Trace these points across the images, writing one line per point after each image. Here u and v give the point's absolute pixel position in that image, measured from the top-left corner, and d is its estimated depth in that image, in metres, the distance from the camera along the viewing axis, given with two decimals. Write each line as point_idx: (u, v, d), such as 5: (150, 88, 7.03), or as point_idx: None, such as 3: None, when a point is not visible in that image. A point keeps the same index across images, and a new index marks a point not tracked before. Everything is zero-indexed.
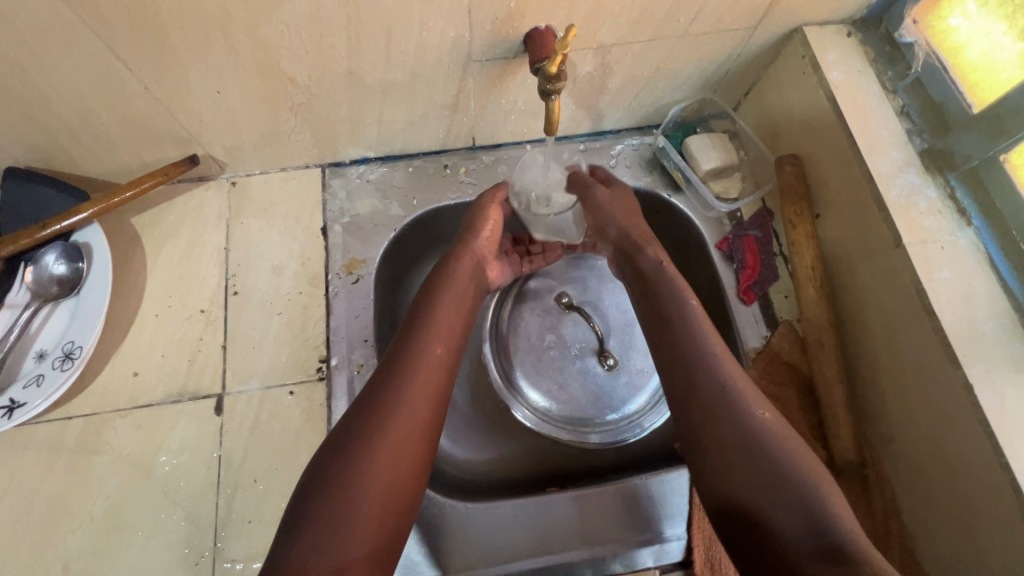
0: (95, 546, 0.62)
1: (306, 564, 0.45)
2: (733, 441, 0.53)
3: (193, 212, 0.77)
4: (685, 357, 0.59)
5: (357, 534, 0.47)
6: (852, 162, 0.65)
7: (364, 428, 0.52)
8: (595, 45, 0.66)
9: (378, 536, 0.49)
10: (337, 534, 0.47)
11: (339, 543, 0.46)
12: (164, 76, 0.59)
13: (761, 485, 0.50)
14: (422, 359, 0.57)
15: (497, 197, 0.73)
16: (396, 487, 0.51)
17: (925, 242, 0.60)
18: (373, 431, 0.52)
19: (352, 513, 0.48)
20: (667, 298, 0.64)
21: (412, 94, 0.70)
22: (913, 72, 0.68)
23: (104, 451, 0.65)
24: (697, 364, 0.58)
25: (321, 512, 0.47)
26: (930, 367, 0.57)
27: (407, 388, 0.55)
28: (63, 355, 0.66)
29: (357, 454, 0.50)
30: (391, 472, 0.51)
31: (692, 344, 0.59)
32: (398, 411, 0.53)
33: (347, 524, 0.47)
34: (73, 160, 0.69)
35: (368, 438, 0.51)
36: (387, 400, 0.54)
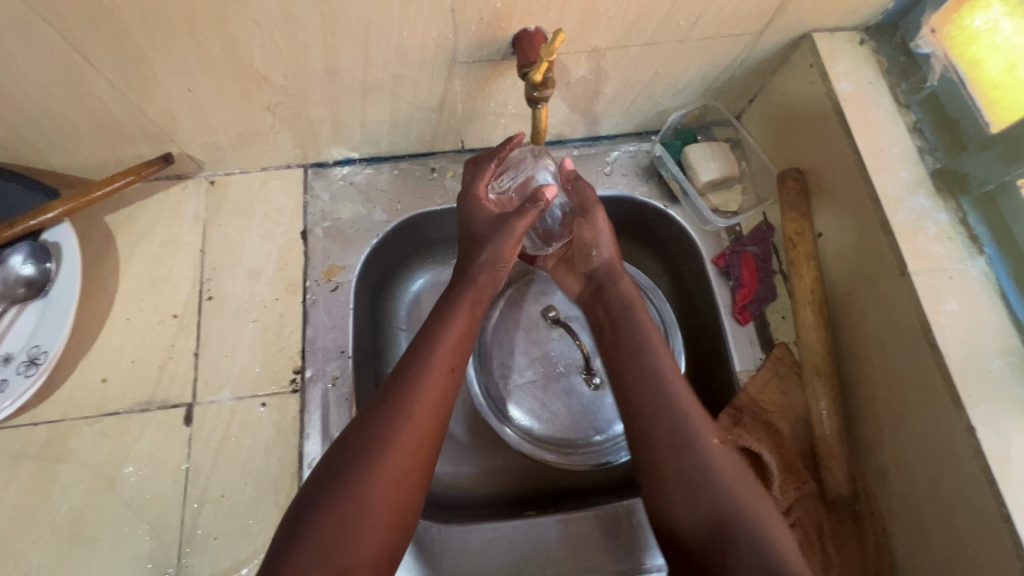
0: (56, 559, 0.60)
1: None
2: (687, 469, 0.50)
3: (169, 212, 0.74)
4: (641, 376, 0.56)
5: (360, 543, 0.45)
6: (858, 181, 0.62)
7: (366, 435, 0.49)
8: (588, 48, 0.62)
9: (381, 547, 0.46)
10: (341, 545, 0.44)
11: (342, 555, 0.44)
12: (131, 73, 0.56)
13: (715, 523, 0.48)
14: (433, 362, 0.54)
15: (527, 213, 0.60)
16: (400, 499, 0.48)
17: (932, 270, 0.56)
18: (381, 437, 0.49)
19: (357, 528, 0.45)
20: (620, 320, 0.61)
21: (395, 95, 0.66)
22: (928, 85, 0.64)
23: (68, 459, 0.63)
24: (655, 382, 0.55)
25: (323, 522, 0.45)
26: (932, 405, 0.54)
27: (414, 392, 0.52)
28: (28, 359, 0.64)
29: (357, 471, 0.47)
30: (397, 481, 0.48)
31: (648, 363, 0.57)
32: (404, 419, 0.50)
33: (350, 535, 0.45)
34: (41, 157, 0.66)
35: (372, 446, 0.48)
36: (393, 406, 0.51)
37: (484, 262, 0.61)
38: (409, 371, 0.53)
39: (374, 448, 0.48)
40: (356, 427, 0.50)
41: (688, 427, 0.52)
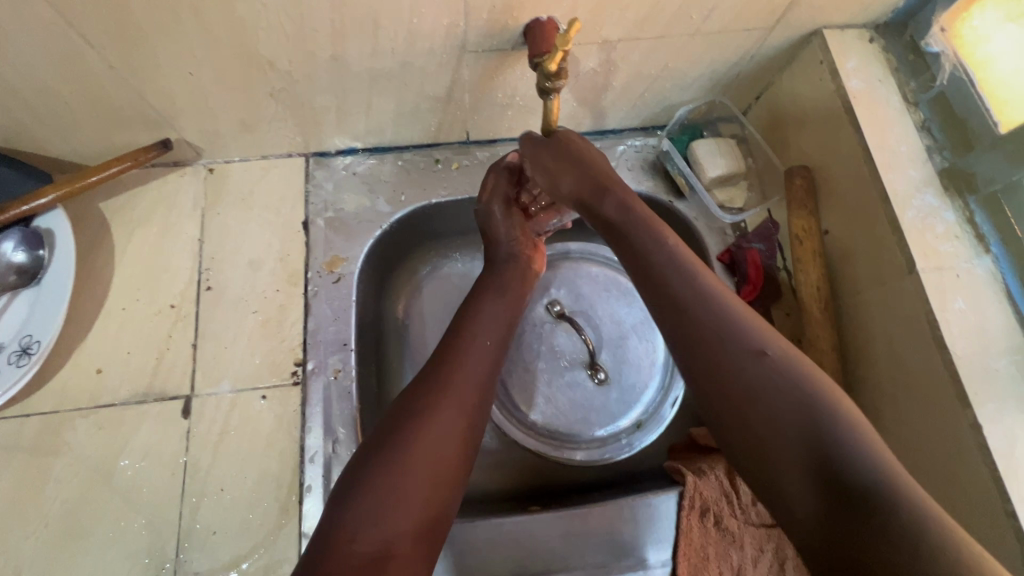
0: (49, 553, 0.58)
1: (353, 539, 0.42)
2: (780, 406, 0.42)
3: (165, 199, 0.73)
4: (687, 302, 0.47)
5: (405, 511, 0.44)
6: (867, 180, 0.62)
7: (406, 408, 0.49)
8: (600, 39, 0.61)
9: (425, 520, 0.45)
10: (387, 511, 0.43)
11: (389, 521, 0.43)
12: (130, 55, 0.54)
13: (810, 461, 0.40)
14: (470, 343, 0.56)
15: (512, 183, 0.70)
16: (448, 466, 0.47)
17: (940, 268, 0.57)
18: (426, 407, 0.49)
19: (404, 491, 0.44)
20: (640, 243, 0.51)
21: (402, 84, 0.65)
22: (938, 85, 0.64)
23: (62, 452, 0.62)
24: (707, 310, 0.46)
25: (370, 490, 0.44)
26: (937, 402, 0.55)
27: (454, 368, 0.53)
28: (20, 349, 0.62)
29: (404, 435, 0.47)
30: (438, 451, 0.47)
31: (693, 286, 0.48)
32: (443, 390, 0.51)
33: (394, 502, 0.44)
34: (33, 140, 0.64)
35: (419, 412, 0.49)
36: (435, 382, 0.51)
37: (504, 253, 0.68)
38: (448, 353, 0.55)
39: (417, 418, 0.48)
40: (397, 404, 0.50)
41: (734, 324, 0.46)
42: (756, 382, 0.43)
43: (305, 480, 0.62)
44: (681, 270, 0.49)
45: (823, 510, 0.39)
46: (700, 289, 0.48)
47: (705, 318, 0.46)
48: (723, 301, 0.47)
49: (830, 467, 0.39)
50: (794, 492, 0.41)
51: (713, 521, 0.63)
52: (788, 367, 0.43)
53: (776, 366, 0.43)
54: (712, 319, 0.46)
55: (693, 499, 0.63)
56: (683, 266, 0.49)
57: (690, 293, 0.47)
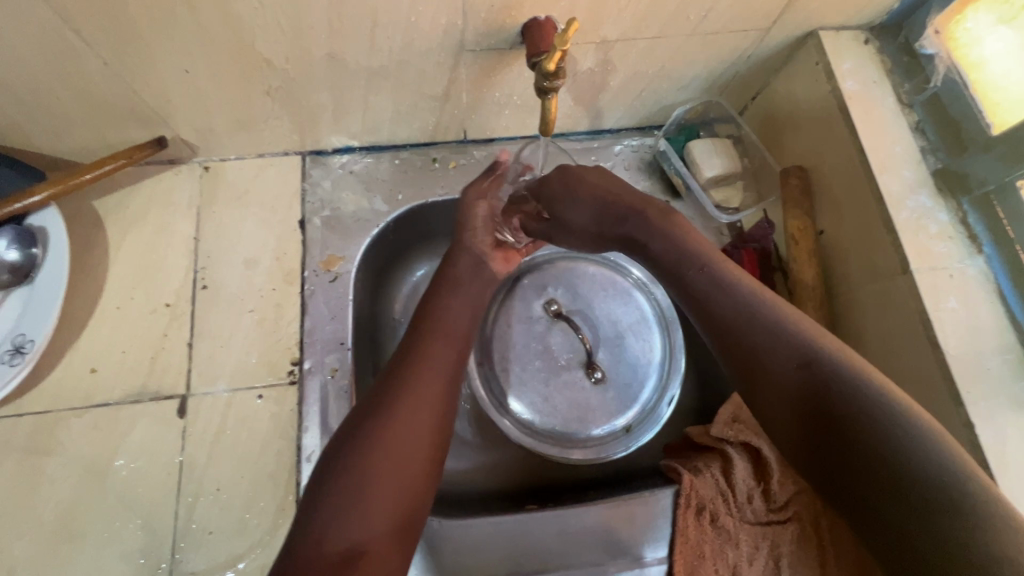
0: (42, 553, 0.58)
1: (321, 541, 0.43)
2: (797, 396, 0.45)
3: (161, 197, 0.72)
4: (726, 313, 0.50)
5: (375, 512, 0.45)
6: (861, 180, 0.63)
7: (371, 407, 0.50)
8: (598, 39, 0.61)
9: (394, 521, 0.46)
10: (355, 512, 0.44)
11: (356, 522, 0.44)
12: (125, 50, 0.54)
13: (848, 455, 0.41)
14: (436, 341, 0.56)
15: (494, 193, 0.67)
16: (411, 466, 0.47)
17: (933, 268, 0.58)
18: (386, 408, 0.49)
19: (371, 492, 0.45)
20: (681, 266, 0.55)
21: (400, 83, 0.65)
22: (931, 86, 0.64)
23: (56, 452, 0.61)
24: (748, 318, 0.49)
25: (336, 490, 0.45)
26: (931, 401, 0.55)
27: (418, 366, 0.53)
28: (12, 348, 0.61)
29: (367, 436, 0.47)
30: (403, 456, 0.47)
31: (730, 297, 0.51)
32: (405, 390, 0.51)
33: (360, 503, 0.45)
34: (25, 137, 0.63)
35: (380, 412, 0.49)
36: (398, 381, 0.52)
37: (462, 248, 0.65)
38: (415, 350, 0.55)
39: (379, 418, 0.49)
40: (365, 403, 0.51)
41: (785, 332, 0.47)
42: (796, 388, 0.45)
43: (302, 479, 0.62)
44: (726, 283, 0.52)
45: (867, 511, 0.40)
46: (734, 297, 0.51)
47: (754, 331, 0.48)
48: (768, 313, 0.49)
49: (878, 469, 0.39)
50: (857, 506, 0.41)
51: (709, 519, 0.63)
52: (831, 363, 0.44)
53: (820, 374, 0.44)
54: (760, 331, 0.48)
55: (689, 497, 0.63)
56: (725, 282, 0.52)
57: (727, 302, 0.51)
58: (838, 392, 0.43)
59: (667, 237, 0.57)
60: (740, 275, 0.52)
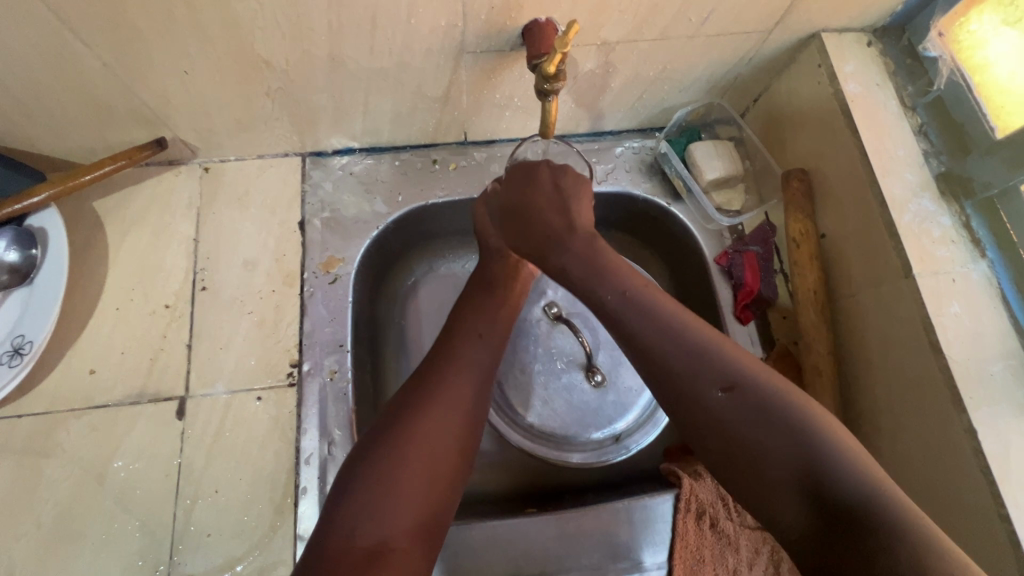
0: (40, 554, 0.58)
1: (351, 534, 0.45)
2: (754, 430, 0.45)
3: (161, 198, 0.72)
4: (654, 340, 0.50)
5: (402, 508, 0.47)
6: (864, 185, 0.62)
7: (401, 410, 0.52)
8: (599, 41, 0.60)
9: (424, 517, 0.48)
10: (384, 509, 0.46)
11: (384, 520, 0.46)
12: (124, 50, 0.54)
13: (796, 477, 0.43)
14: (467, 348, 0.59)
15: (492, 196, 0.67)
16: (440, 466, 0.50)
17: (936, 273, 0.57)
18: (417, 408, 0.52)
19: (399, 489, 0.47)
20: (603, 279, 0.54)
21: (400, 84, 0.65)
22: (935, 89, 0.64)
23: (55, 454, 0.61)
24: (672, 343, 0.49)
25: (367, 489, 0.47)
26: (932, 407, 0.55)
27: (452, 370, 0.56)
28: (12, 349, 0.61)
29: (400, 434, 0.50)
30: (433, 456, 0.50)
31: (652, 323, 0.51)
32: (439, 392, 0.54)
33: (393, 498, 0.47)
34: (26, 138, 0.63)
35: (412, 413, 0.51)
36: (429, 383, 0.54)
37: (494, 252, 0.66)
38: (446, 353, 0.58)
39: (411, 418, 0.51)
40: (396, 403, 0.53)
41: (710, 349, 0.48)
42: (717, 414, 0.46)
43: (300, 481, 0.62)
44: (646, 308, 0.52)
45: (811, 530, 0.42)
46: (661, 321, 0.50)
47: (676, 362, 0.48)
48: (692, 340, 0.49)
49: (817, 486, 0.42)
50: (791, 523, 0.43)
51: (709, 524, 0.63)
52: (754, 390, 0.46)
53: (750, 395, 0.46)
54: (681, 358, 0.48)
55: (689, 502, 0.63)
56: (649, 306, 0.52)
57: (653, 328, 0.50)
58: (778, 419, 0.45)
59: (588, 263, 0.56)
60: (662, 298, 0.53)
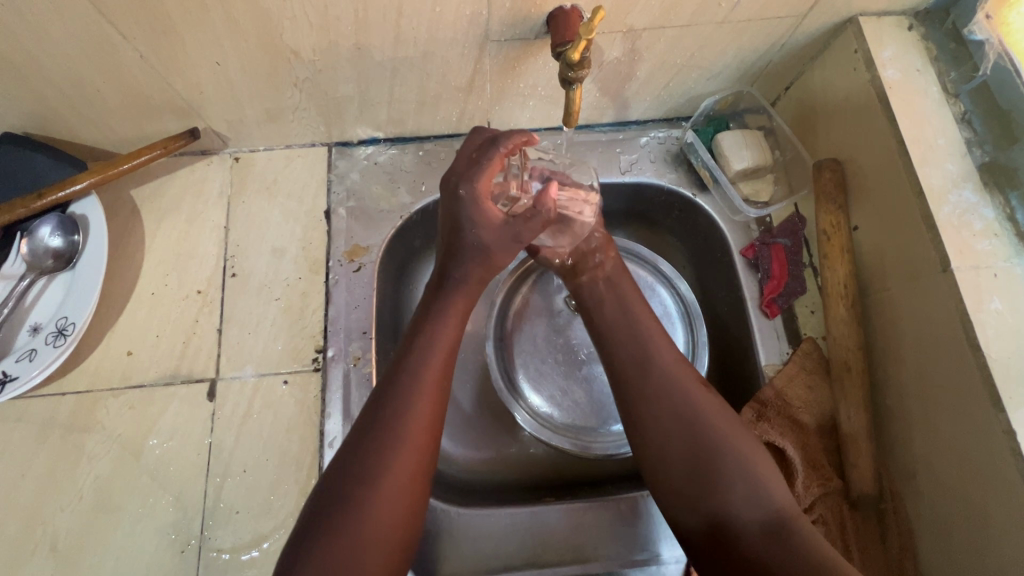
0: (82, 525, 0.61)
1: None
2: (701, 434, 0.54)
3: (194, 186, 0.74)
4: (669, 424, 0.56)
5: (374, 548, 0.47)
6: (900, 175, 0.60)
7: (359, 451, 0.49)
8: (624, 28, 0.59)
9: (395, 543, 0.49)
10: (355, 554, 0.46)
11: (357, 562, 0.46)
12: (160, 42, 0.55)
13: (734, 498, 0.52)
14: (429, 361, 0.53)
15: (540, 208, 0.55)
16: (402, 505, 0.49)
17: (975, 267, 0.55)
18: (377, 451, 0.49)
19: (368, 533, 0.47)
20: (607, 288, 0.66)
21: (424, 74, 0.65)
22: (980, 74, 0.61)
23: (95, 430, 0.64)
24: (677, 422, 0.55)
25: (335, 535, 0.46)
26: (969, 403, 0.53)
27: (415, 380, 0.52)
28: (56, 330, 0.64)
29: (361, 481, 0.48)
30: (395, 499, 0.49)
31: (668, 387, 0.57)
32: (398, 420, 0.50)
33: (361, 545, 0.46)
34: (68, 128, 0.66)
35: (371, 458, 0.49)
36: (386, 419, 0.50)
37: (472, 255, 0.55)
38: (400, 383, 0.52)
39: (371, 459, 0.49)
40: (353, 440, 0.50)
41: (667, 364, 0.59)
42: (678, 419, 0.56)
43: (324, 464, 0.64)
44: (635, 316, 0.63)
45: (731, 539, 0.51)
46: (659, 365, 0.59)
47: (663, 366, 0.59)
48: (660, 351, 0.60)
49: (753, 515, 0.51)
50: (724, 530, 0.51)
51: None
52: (722, 447, 0.54)
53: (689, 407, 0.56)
54: (688, 422, 0.55)
55: None
56: (676, 394, 0.57)
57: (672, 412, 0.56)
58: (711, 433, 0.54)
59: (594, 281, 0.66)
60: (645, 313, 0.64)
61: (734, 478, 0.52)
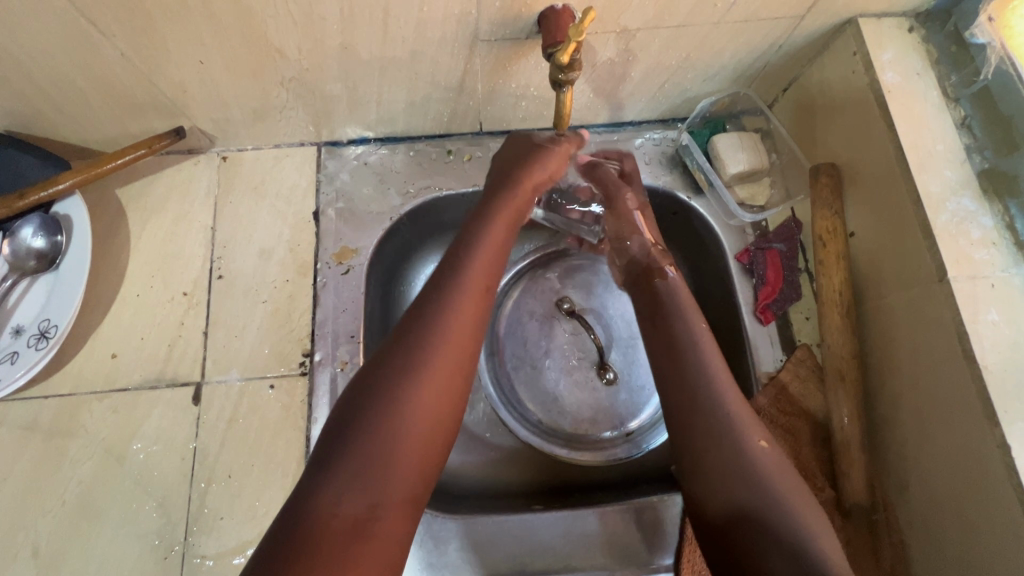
0: (64, 530, 0.60)
1: (335, 508, 0.39)
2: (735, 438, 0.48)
3: (181, 186, 0.73)
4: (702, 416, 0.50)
5: (395, 474, 0.41)
6: (898, 181, 0.59)
7: (397, 360, 0.45)
8: (618, 28, 0.58)
9: (418, 473, 0.43)
10: (373, 476, 0.40)
11: (375, 486, 0.40)
12: (140, 41, 0.54)
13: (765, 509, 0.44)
14: (452, 312, 0.48)
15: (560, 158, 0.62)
16: (432, 427, 0.44)
17: (973, 277, 0.53)
18: (416, 362, 0.45)
19: (393, 453, 0.41)
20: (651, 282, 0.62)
21: (413, 74, 0.64)
22: (981, 79, 0.59)
23: (78, 434, 0.63)
24: (715, 415, 0.49)
25: (356, 450, 0.40)
26: (964, 415, 0.52)
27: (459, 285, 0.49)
28: (39, 333, 0.63)
29: (394, 389, 0.43)
30: (426, 417, 0.43)
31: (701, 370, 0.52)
32: (399, 398, 0.43)
33: (383, 468, 0.41)
34: (50, 126, 0.65)
35: (408, 365, 0.44)
36: (426, 328, 0.46)
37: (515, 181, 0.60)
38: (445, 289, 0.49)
39: (406, 369, 0.44)
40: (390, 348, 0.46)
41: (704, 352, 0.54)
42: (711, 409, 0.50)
43: None
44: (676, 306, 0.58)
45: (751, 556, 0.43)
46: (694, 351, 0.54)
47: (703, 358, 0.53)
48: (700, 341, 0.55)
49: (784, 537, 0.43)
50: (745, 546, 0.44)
51: None
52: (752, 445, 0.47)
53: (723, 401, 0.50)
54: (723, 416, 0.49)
55: None
56: (715, 384, 0.51)
57: (709, 404, 0.50)
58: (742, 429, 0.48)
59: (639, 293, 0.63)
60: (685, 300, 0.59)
61: (763, 485, 0.45)
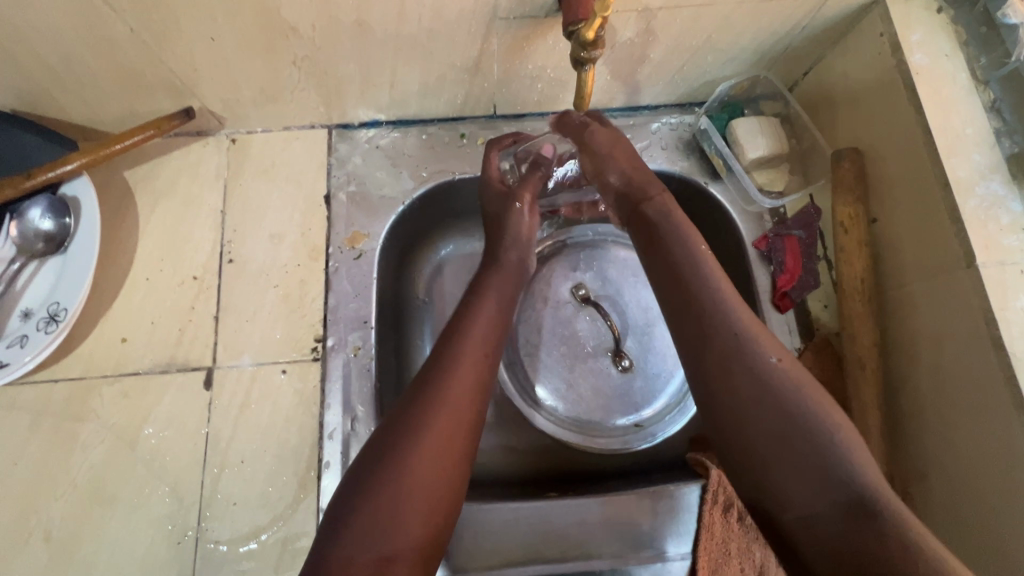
0: (75, 514, 0.60)
1: (349, 561, 0.40)
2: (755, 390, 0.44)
3: (190, 168, 0.72)
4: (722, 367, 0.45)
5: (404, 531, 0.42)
6: (926, 165, 0.57)
7: (398, 420, 0.47)
8: (640, 7, 0.56)
9: (425, 529, 0.43)
10: (384, 531, 0.42)
11: (385, 538, 0.42)
12: (150, 16, 0.53)
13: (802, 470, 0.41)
14: (449, 372, 0.49)
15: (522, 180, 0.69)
16: (435, 486, 0.44)
17: (1003, 264, 0.52)
18: (416, 422, 0.46)
19: (400, 510, 0.43)
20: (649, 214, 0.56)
21: (429, 53, 0.62)
22: (1014, 60, 0.58)
23: (89, 418, 0.63)
24: (738, 372, 0.45)
25: (364, 506, 0.42)
26: (990, 404, 0.51)
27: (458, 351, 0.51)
28: (48, 316, 0.62)
29: (396, 449, 0.45)
30: (431, 475, 0.44)
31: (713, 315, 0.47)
32: (406, 452, 0.45)
33: (388, 524, 0.42)
34: (57, 105, 0.63)
35: (408, 427, 0.46)
36: (427, 389, 0.48)
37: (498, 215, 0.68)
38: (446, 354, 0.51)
39: (408, 429, 0.46)
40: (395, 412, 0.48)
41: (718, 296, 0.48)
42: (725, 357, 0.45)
43: (323, 455, 0.62)
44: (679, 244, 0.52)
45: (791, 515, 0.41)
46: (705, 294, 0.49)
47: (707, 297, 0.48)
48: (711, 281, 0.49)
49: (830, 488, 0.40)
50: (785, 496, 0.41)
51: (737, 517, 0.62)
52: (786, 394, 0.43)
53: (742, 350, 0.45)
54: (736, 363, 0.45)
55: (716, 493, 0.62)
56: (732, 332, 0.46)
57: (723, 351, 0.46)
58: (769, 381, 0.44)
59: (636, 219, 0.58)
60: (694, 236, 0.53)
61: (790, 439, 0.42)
